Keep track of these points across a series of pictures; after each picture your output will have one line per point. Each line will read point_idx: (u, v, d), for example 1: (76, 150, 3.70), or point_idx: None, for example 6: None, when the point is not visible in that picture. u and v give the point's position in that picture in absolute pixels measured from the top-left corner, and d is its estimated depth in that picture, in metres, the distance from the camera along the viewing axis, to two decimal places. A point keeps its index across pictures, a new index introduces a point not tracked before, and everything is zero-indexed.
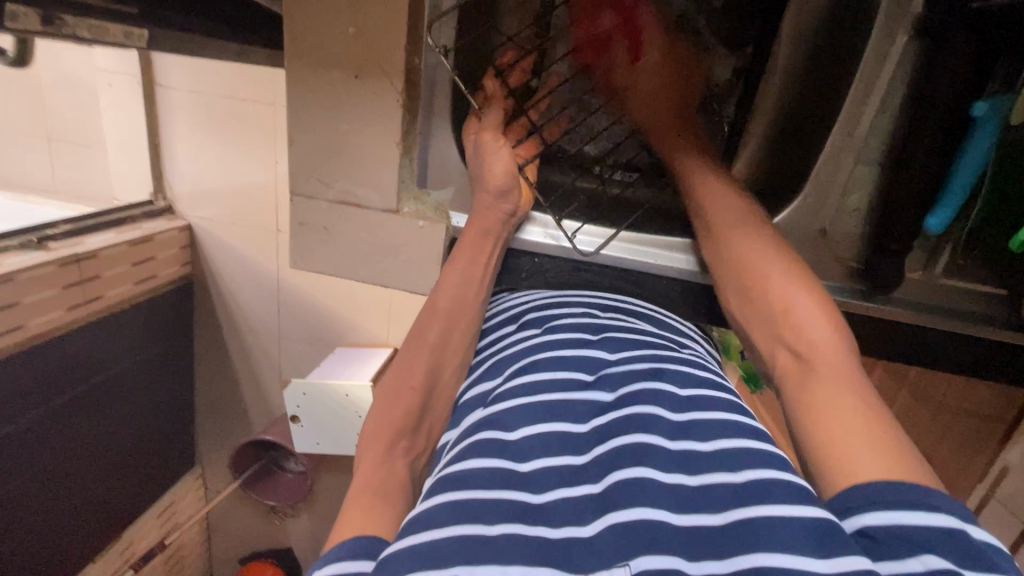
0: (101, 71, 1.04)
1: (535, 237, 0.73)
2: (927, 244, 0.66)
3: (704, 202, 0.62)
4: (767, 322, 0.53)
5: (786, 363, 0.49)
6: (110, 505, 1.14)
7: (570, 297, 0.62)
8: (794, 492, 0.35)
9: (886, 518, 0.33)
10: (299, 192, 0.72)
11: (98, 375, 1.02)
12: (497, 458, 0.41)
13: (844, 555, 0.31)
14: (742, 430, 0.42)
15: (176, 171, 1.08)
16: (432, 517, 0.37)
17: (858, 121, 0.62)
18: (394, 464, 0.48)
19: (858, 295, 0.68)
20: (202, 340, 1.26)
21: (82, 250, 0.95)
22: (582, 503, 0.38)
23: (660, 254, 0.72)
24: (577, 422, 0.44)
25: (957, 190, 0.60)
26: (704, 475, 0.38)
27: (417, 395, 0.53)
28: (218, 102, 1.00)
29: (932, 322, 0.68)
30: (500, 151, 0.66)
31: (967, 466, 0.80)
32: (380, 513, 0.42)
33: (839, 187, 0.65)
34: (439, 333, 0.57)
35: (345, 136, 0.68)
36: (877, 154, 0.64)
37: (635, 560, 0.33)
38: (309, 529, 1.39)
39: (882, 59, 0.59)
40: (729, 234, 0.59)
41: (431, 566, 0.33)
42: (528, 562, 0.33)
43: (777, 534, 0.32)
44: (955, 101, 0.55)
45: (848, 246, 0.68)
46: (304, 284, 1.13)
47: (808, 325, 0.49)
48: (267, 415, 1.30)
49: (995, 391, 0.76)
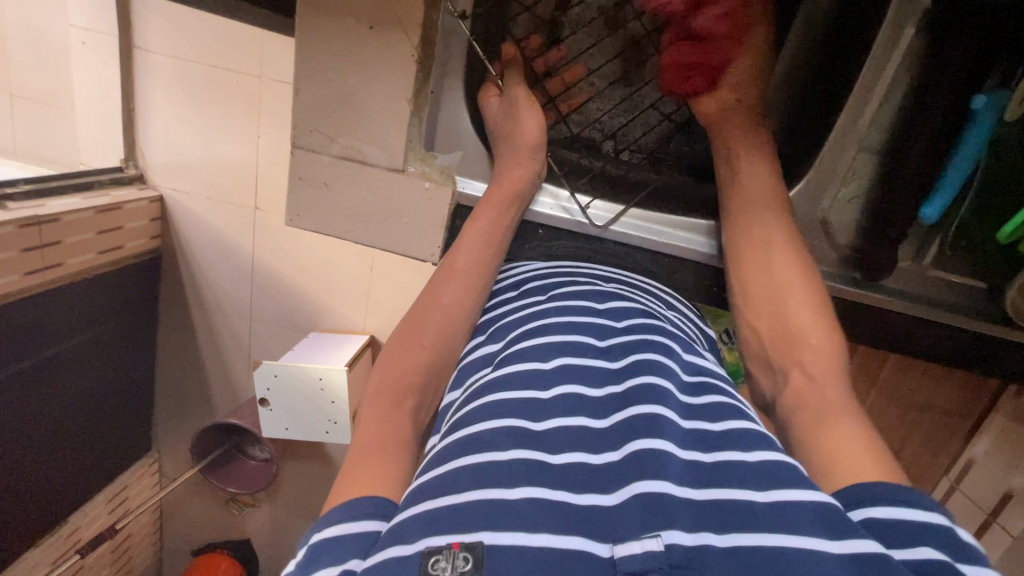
0: (74, 27, 0.98)
1: (548, 209, 0.73)
2: (919, 234, 0.69)
3: (767, 207, 0.63)
4: (784, 338, 0.54)
5: (800, 380, 0.50)
6: (59, 487, 1.08)
7: (573, 268, 0.62)
8: (796, 475, 0.36)
9: (883, 512, 0.35)
10: (299, 145, 0.70)
11: (54, 346, 0.96)
12: (515, 417, 0.41)
13: (858, 536, 0.32)
14: (740, 413, 0.43)
15: (151, 138, 1.03)
16: (448, 483, 0.37)
17: (863, 109, 0.65)
18: (400, 419, 0.46)
19: (848, 282, 0.70)
20: (168, 316, 1.20)
21: (45, 213, 0.89)
22: (604, 469, 0.37)
23: (677, 235, 0.73)
24: (594, 386, 0.45)
25: (951, 181, 0.62)
26: (718, 452, 0.39)
27: (427, 352, 0.52)
28: (201, 69, 0.96)
29: (916, 311, 0.70)
30: (531, 109, 0.67)
31: (932, 462, 0.85)
32: (384, 471, 0.41)
33: (840, 174, 0.68)
34: (454, 294, 0.56)
35: (353, 92, 0.66)
36: (877, 142, 0.67)
37: (664, 534, 0.32)
38: (271, 519, 1.34)
39: (890, 51, 0.62)
40: (763, 229, 0.61)
41: (451, 531, 0.33)
42: (555, 530, 0.33)
43: (798, 512, 0.33)
44: (960, 94, 0.58)
45: (844, 230, 0.70)
46: (280, 263, 1.10)
47: (802, 319, 0.54)
48: (234, 398, 1.26)
49: (960, 386, 0.81)
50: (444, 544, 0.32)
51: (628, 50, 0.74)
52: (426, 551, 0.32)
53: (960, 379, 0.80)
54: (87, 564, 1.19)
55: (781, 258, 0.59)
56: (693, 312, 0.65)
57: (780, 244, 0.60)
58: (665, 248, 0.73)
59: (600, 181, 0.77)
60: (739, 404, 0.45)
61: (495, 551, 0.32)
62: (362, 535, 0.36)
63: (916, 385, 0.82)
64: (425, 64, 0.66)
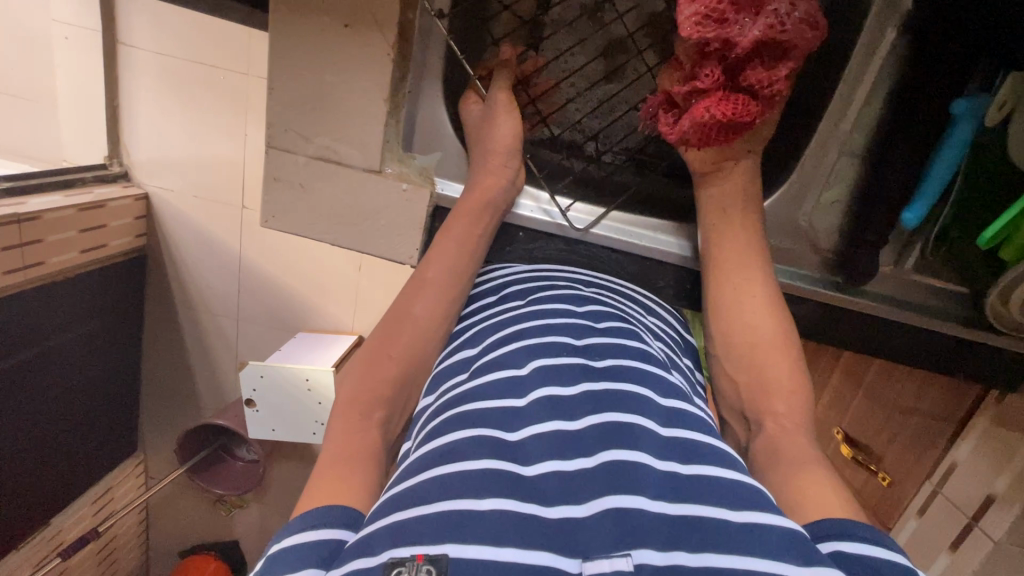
0: (56, 22, 0.96)
1: (529, 211, 0.73)
2: (901, 239, 0.67)
3: (746, 257, 0.63)
4: (757, 388, 0.55)
5: (772, 430, 0.51)
6: (41, 489, 1.07)
7: (554, 271, 0.61)
8: (766, 500, 0.37)
9: (852, 547, 0.35)
10: (277, 144, 0.69)
11: (35, 347, 0.94)
12: (488, 427, 0.40)
13: (817, 565, 0.32)
14: (710, 429, 0.44)
15: (135, 136, 1.02)
16: (421, 495, 0.36)
17: (844, 114, 0.64)
18: (367, 433, 0.46)
19: (829, 286, 0.71)
20: (153, 316, 1.19)
21: (25, 211, 0.88)
22: (577, 477, 0.37)
23: (657, 238, 0.73)
24: (567, 385, 0.44)
25: (934, 185, 0.62)
26: (698, 464, 0.39)
27: (396, 365, 0.52)
28: (187, 66, 0.95)
29: (897, 315, 0.70)
30: (509, 117, 0.66)
31: (917, 464, 0.86)
32: (351, 482, 0.41)
33: (821, 178, 0.68)
34: (427, 307, 0.56)
35: (334, 91, 0.65)
36: (860, 145, 0.66)
37: (635, 552, 0.32)
38: (258, 520, 1.33)
39: (871, 54, 0.62)
40: (741, 277, 0.62)
41: (416, 543, 0.33)
42: (523, 545, 0.32)
43: (767, 535, 0.33)
44: (936, 99, 0.58)
45: (825, 234, 0.70)
46: (265, 264, 1.08)
47: (774, 374, 0.55)
48: (219, 399, 1.24)
49: (942, 389, 0.81)
50: (406, 556, 0.32)
51: (611, 51, 0.72)
52: (390, 562, 0.32)
53: (942, 383, 0.81)
54: (70, 566, 1.17)
55: (757, 309, 0.59)
56: (671, 314, 0.64)
57: (756, 294, 0.60)
58: (646, 252, 0.73)
59: (580, 184, 0.76)
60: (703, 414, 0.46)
61: (460, 563, 0.31)
62: (317, 542, 0.37)
63: (903, 387, 0.82)
64: (402, 63, 0.65)
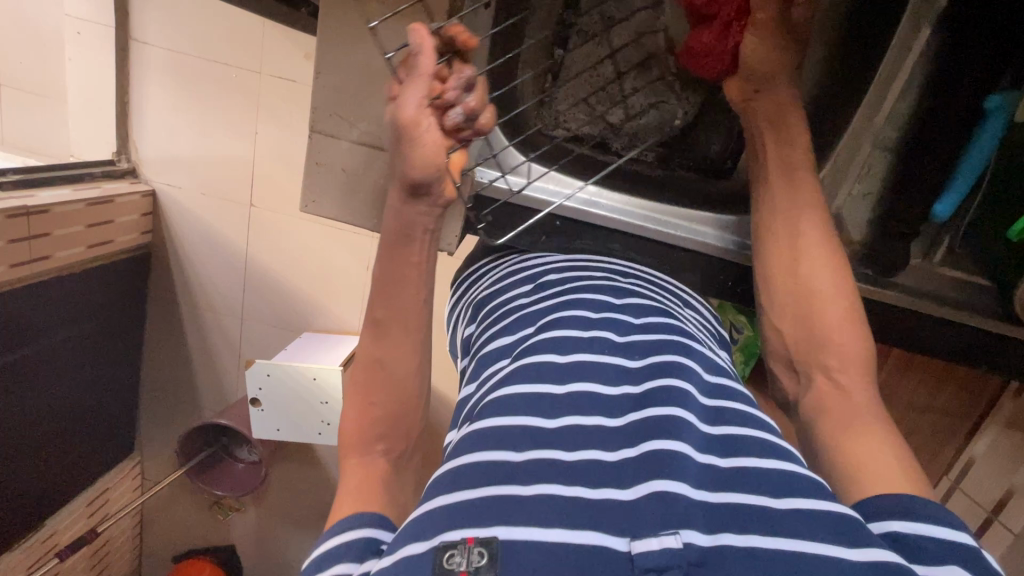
0: (69, 17, 0.96)
1: (528, 190, 0.69)
2: (929, 233, 0.67)
3: (804, 207, 0.61)
4: (813, 341, 0.57)
5: (824, 385, 0.54)
6: (37, 489, 1.05)
7: (593, 263, 0.61)
8: (809, 486, 0.36)
9: (909, 527, 0.36)
10: (320, 130, 0.68)
11: (37, 342, 0.93)
12: (528, 414, 0.40)
13: (865, 547, 0.32)
14: (748, 419, 0.43)
15: (144, 133, 1.02)
16: (466, 478, 0.37)
17: (880, 105, 0.62)
18: (370, 466, 0.50)
19: (865, 280, 0.67)
20: (156, 313, 1.17)
21: (34, 204, 0.88)
22: (618, 466, 0.37)
23: (693, 227, 0.71)
24: (609, 383, 0.44)
25: (965, 180, 0.62)
26: (735, 457, 0.38)
27: (386, 400, 0.54)
28: (200, 64, 0.95)
29: (926, 310, 0.67)
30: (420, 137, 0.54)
31: (933, 462, 0.86)
32: (370, 500, 0.45)
33: (855, 170, 0.65)
34: (413, 372, 0.57)
35: (370, 77, 0.65)
36: (892, 141, 0.63)
37: (683, 531, 0.32)
38: (258, 523, 1.31)
39: (907, 50, 0.59)
40: (801, 230, 0.61)
41: (466, 526, 0.33)
42: (569, 525, 0.32)
43: (811, 518, 0.34)
44: (974, 95, 0.58)
45: (857, 228, 0.67)
46: (275, 262, 1.08)
47: (835, 331, 0.56)
48: (223, 398, 1.23)
49: (957, 389, 0.83)
50: (458, 539, 0.32)
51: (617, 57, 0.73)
52: (442, 545, 0.32)
53: (958, 382, 0.82)
54: (64, 569, 1.15)
55: (819, 267, 0.59)
56: (706, 309, 0.64)
57: (818, 246, 0.60)
58: (686, 242, 0.71)
59: (602, 174, 0.72)
60: (754, 410, 0.45)
61: (512, 545, 0.31)
62: (349, 538, 0.39)
63: (919, 386, 0.83)
64: None
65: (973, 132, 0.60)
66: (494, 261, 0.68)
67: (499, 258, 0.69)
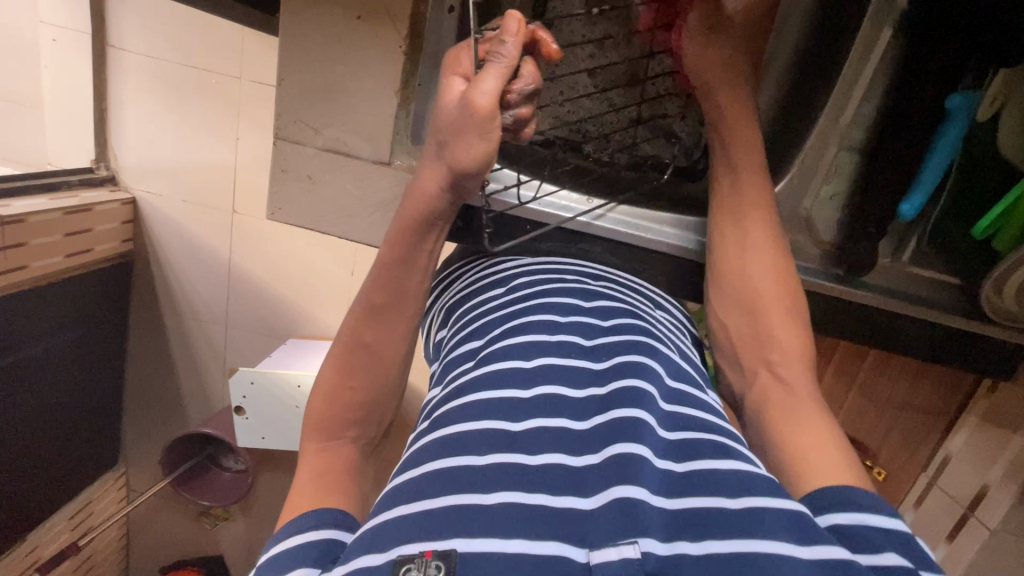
0: (44, 23, 0.95)
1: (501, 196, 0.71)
2: (897, 232, 0.66)
3: (751, 209, 0.63)
4: (757, 339, 0.59)
5: (768, 380, 0.56)
6: (18, 503, 1.03)
7: (561, 265, 0.61)
8: (765, 486, 0.36)
9: (855, 518, 0.37)
10: (285, 137, 0.68)
11: (16, 353, 0.92)
12: (493, 419, 0.40)
13: (817, 546, 0.33)
14: (706, 424, 0.43)
15: (122, 138, 1.00)
16: (428, 487, 0.36)
17: (844, 107, 0.63)
18: (334, 452, 0.50)
19: (834, 279, 0.68)
20: (137, 322, 1.16)
21: (9, 213, 0.87)
22: (584, 471, 0.36)
23: (664, 230, 0.72)
24: (576, 388, 0.44)
25: (931, 177, 0.62)
26: (693, 461, 0.38)
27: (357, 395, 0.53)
28: (177, 69, 0.94)
29: (897, 309, 0.67)
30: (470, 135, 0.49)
31: (911, 458, 0.88)
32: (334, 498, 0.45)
33: (823, 169, 0.66)
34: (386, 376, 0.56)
35: (341, 80, 0.65)
36: (858, 140, 0.64)
37: (640, 540, 0.31)
38: (245, 533, 1.30)
39: (869, 51, 0.60)
40: (749, 231, 0.63)
41: (423, 539, 0.33)
42: (529, 536, 0.32)
43: (769, 518, 0.33)
44: (937, 92, 0.58)
45: (827, 228, 0.68)
46: (256, 268, 1.07)
47: (778, 330, 0.58)
48: (206, 407, 1.21)
49: (935, 386, 0.83)
50: (416, 553, 0.32)
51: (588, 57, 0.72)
52: (398, 559, 0.32)
53: (936, 379, 0.83)
54: None
55: (766, 267, 0.61)
56: (677, 309, 0.65)
57: (762, 247, 0.62)
58: (656, 245, 0.71)
59: (568, 175, 0.74)
60: (714, 416, 0.45)
61: (468, 557, 0.31)
62: (306, 541, 0.39)
63: (896, 383, 0.85)
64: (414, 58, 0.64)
65: (937, 129, 0.60)
66: (465, 265, 0.67)
67: (468, 262, 0.68)
